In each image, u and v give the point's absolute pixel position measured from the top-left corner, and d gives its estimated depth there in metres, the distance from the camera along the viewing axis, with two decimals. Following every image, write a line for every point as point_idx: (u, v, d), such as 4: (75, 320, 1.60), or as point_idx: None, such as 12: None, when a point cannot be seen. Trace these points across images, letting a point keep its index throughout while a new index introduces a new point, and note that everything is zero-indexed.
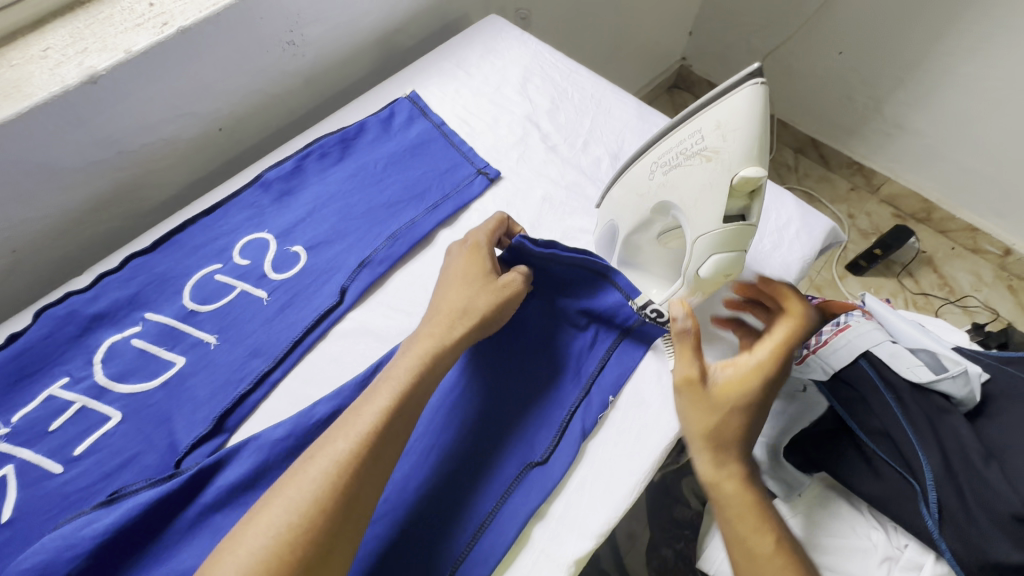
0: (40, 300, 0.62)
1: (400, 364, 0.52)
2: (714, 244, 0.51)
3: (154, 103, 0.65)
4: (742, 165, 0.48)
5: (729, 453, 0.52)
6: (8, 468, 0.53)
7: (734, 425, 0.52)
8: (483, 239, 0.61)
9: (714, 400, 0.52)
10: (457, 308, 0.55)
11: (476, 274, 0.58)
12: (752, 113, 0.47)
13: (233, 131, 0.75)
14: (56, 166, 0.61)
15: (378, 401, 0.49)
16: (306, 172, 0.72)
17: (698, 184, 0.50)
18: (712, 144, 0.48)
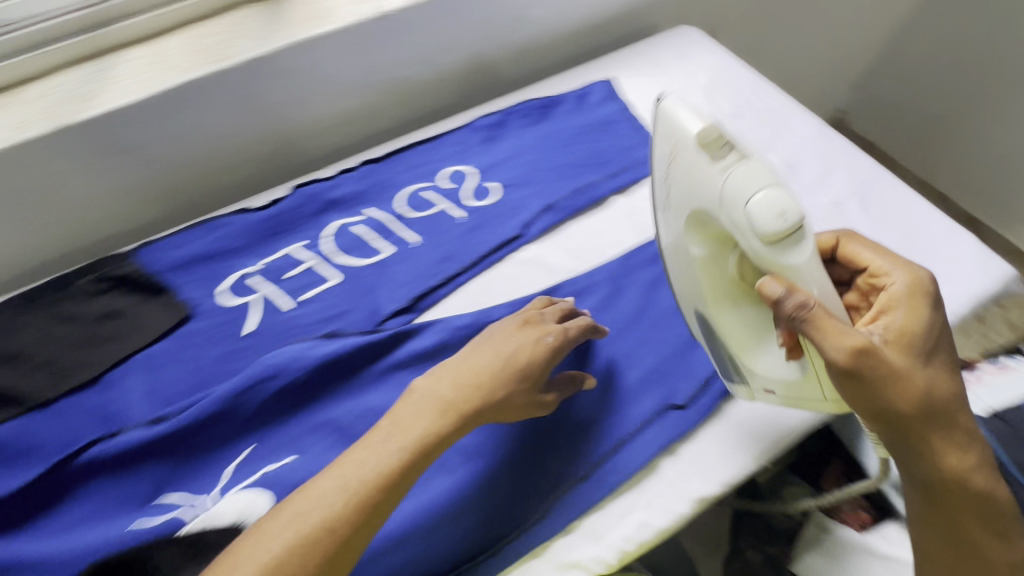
0: (297, 180, 0.79)
1: (432, 404, 0.51)
2: (738, 194, 0.47)
3: (412, 47, 0.81)
4: (693, 125, 0.50)
5: (932, 431, 0.45)
6: (254, 297, 0.68)
7: (939, 393, 0.45)
8: (565, 334, 0.58)
9: (913, 375, 0.44)
10: (488, 386, 0.53)
11: (485, 345, 0.56)
12: (665, 110, 0.52)
13: (453, 83, 0.89)
14: (332, 80, 0.78)
15: (394, 447, 0.48)
16: (509, 125, 0.84)
17: (686, 163, 0.51)
18: (670, 148, 0.52)
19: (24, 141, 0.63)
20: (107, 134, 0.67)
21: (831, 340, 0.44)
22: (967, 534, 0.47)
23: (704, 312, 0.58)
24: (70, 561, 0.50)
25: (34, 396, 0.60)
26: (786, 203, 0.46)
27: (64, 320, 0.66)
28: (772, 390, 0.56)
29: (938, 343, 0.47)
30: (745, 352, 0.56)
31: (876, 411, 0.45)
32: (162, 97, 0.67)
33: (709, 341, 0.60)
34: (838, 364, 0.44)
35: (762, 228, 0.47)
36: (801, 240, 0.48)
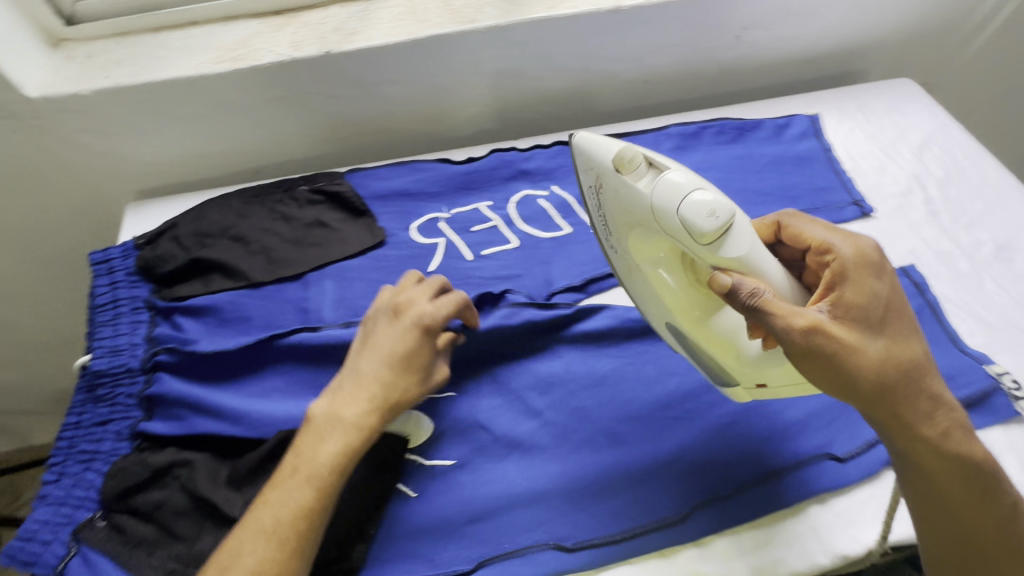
0: (494, 145, 0.85)
1: (351, 410, 0.53)
2: (668, 201, 0.50)
3: (630, 44, 0.83)
4: (610, 154, 0.54)
5: (903, 405, 0.47)
6: (441, 240, 0.74)
7: (892, 358, 0.47)
8: (421, 318, 0.57)
9: (859, 343, 0.46)
10: (389, 394, 0.54)
11: (386, 350, 0.56)
12: (596, 142, 0.55)
13: (651, 86, 0.91)
14: (550, 60, 0.82)
15: (330, 448, 0.51)
16: (701, 139, 0.85)
17: (616, 191, 0.54)
18: (598, 178, 0.55)
19: (295, 59, 0.72)
20: (357, 67, 0.75)
21: (787, 327, 0.46)
22: (951, 506, 0.48)
23: (680, 325, 0.57)
24: (266, 424, 0.57)
25: (249, 275, 0.69)
26: (716, 201, 0.48)
27: (281, 218, 0.74)
28: (761, 386, 0.55)
29: (892, 309, 0.48)
30: (730, 361, 0.55)
31: (846, 390, 0.47)
32: (412, 44, 0.74)
33: (682, 347, 0.60)
34: (800, 349, 0.46)
35: (696, 233, 0.49)
36: (737, 229, 0.49)
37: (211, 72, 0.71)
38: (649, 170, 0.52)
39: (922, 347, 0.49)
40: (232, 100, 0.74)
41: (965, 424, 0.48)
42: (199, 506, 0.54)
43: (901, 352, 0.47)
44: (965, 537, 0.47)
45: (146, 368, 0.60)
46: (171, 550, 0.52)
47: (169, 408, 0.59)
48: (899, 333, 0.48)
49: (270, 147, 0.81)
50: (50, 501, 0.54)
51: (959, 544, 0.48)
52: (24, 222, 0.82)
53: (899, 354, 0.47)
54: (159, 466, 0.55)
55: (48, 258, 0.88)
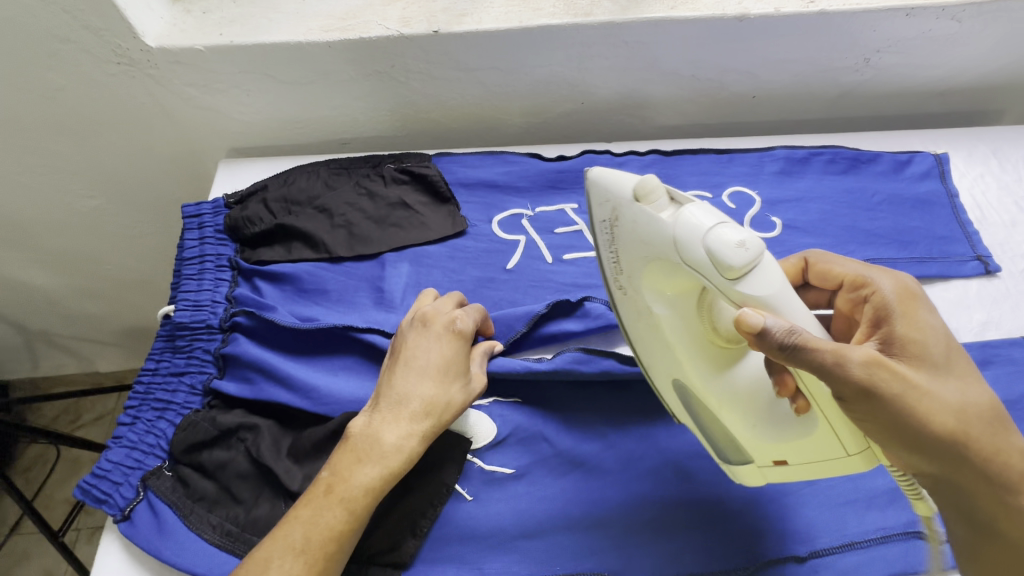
0: (586, 146, 0.82)
1: (389, 430, 0.51)
2: (690, 237, 0.43)
3: (746, 55, 0.78)
4: (625, 186, 0.46)
5: (975, 458, 0.43)
6: (522, 238, 0.72)
7: (959, 405, 0.43)
8: (454, 326, 0.56)
9: (927, 387, 0.42)
10: (433, 416, 0.52)
11: (422, 364, 0.54)
12: (609, 176, 0.47)
13: (759, 102, 0.85)
14: (659, 64, 0.78)
15: (367, 470, 0.50)
16: (810, 165, 0.79)
17: (630, 223, 0.47)
18: (612, 216, 0.48)
19: (404, 35, 0.71)
20: (462, 50, 0.73)
21: (845, 368, 0.40)
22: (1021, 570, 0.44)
23: (692, 387, 0.51)
24: (333, 402, 0.57)
25: (329, 248, 0.68)
26: (744, 234, 0.42)
27: (366, 194, 0.73)
28: (780, 461, 0.49)
29: (952, 352, 0.45)
30: (745, 431, 0.49)
31: (918, 444, 0.42)
32: (522, 32, 0.72)
33: (685, 411, 0.54)
34: (860, 395, 0.41)
35: (721, 268, 0.42)
36: (764, 266, 0.42)
37: (320, 40, 0.70)
38: (667, 199, 0.45)
39: (989, 396, 0.45)
40: (335, 71, 0.74)
41: None
42: (260, 473, 0.54)
43: (965, 396, 0.44)
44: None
45: (224, 328, 0.61)
46: (229, 511, 0.53)
47: (241, 370, 0.59)
48: (960, 373, 0.45)
49: (362, 119, 0.81)
50: (123, 443, 0.55)
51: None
52: (125, 165, 0.85)
53: (967, 404, 0.43)
54: (227, 427, 0.56)
55: (141, 201, 0.92)
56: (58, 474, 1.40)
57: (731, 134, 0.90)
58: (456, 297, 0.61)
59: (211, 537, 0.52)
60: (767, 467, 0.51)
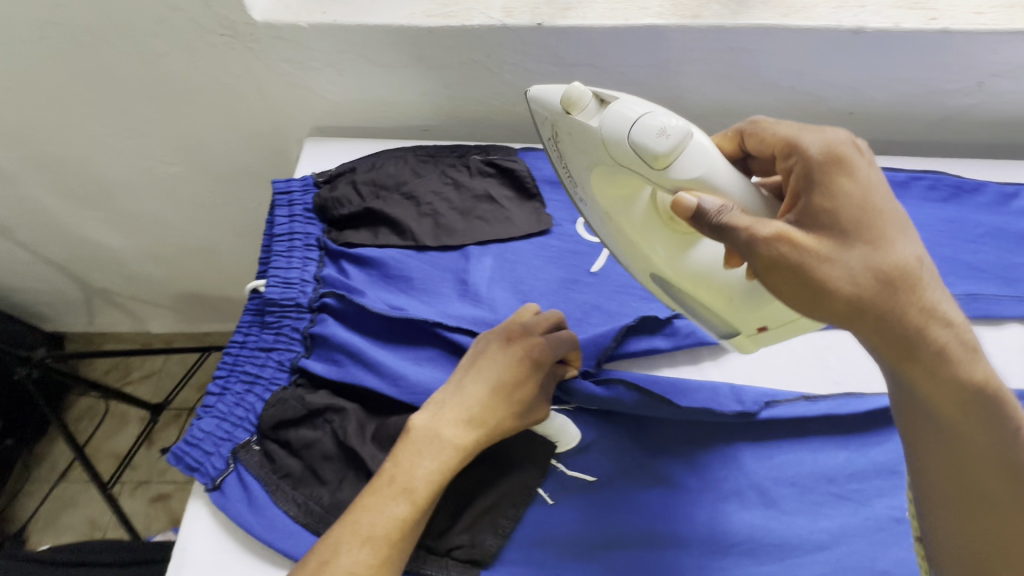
0: None
1: (451, 430, 0.52)
2: (618, 132, 0.47)
3: (853, 70, 0.75)
4: (554, 102, 0.51)
5: (886, 324, 0.40)
6: None
7: (873, 267, 0.40)
8: (531, 351, 0.55)
9: (833, 251, 0.41)
10: (493, 420, 0.53)
11: (489, 377, 0.54)
12: (546, 96, 0.52)
13: (856, 119, 0.82)
14: (760, 72, 0.75)
15: (428, 464, 0.50)
16: (909, 190, 0.75)
17: (569, 132, 0.51)
18: (554, 131, 0.53)
19: (506, 26, 0.69)
20: (561, 45, 0.72)
21: (756, 243, 0.41)
22: (946, 440, 0.43)
23: (666, 276, 0.52)
24: (421, 393, 0.57)
25: (416, 236, 0.68)
26: (665, 119, 0.45)
27: (452, 184, 0.72)
28: (762, 328, 0.50)
29: (867, 210, 0.41)
30: (723, 306, 0.50)
31: (822, 311, 0.42)
32: (627, 31, 0.70)
33: (669, 298, 0.55)
34: (768, 264, 0.41)
35: (648, 155, 0.45)
36: (693, 150, 0.45)
37: (422, 25, 0.69)
38: (597, 104, 0.49)
39: (910, 247, 0.41)
40: (430, 56, 0.73)
41: (959, 335, 0.41)
42: (345, 455, 0.55)
43: (884, 257, 0.41)
44: (966, 475, 0.43)
45: (313, 307, 0.61)
46: (313, 491, 0.54)
47: (329, 351, 0.59)
48: (884, 234, 0.41)
49: (449, 107, 0.80)
50: (214, 413, 0.56)
51: (959, 484, 0.43)
52: (210, 135, 0.86)
53: (880, 262, 0.40)
54: (315, 407, 0.56)
55: (220, 172, 0.93)
56: (107, 426, 1.45)
57: None
58: (552, 313, 0.59)
59: (296, 514, 0.52)
60: (759, 338, 0.52)
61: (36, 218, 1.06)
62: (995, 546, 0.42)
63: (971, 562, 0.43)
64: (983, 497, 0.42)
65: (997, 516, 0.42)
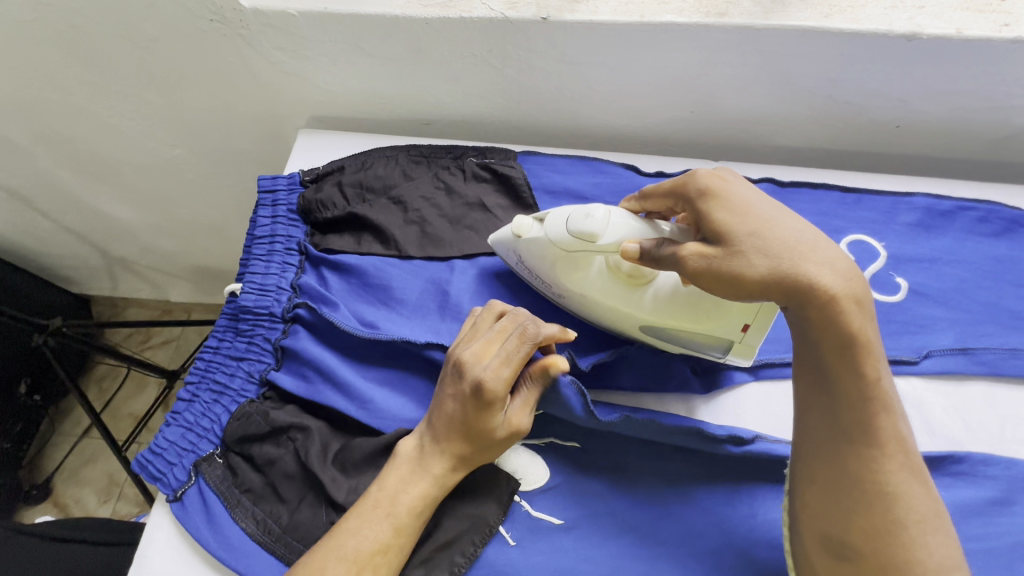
0: (689, 161, 0.73)
1: (426, 462, 0.49)
2: (559, 233, 0.54)
3: (902, 81, 0.66)
4: (506, 238, 0.59)
5: (789, 297, 0.44)
6: None
7: (765, 250, 0.44)
8: (479, 384, 0.49)
9: (730, 247, 0.45)
10: (463, 448, 0.50)
11: (448, 414, 0.50)
12: (500, 236, 0.60)
13: (902, 134, 0.73)
14: (793, 79, 0.67)
15: (408, 487, 0.48)
16: (954, 221, 0.67)
17: (527, 253, 0.58)
18: (518, 260, 0.59)
19: (507, 19, 0.63)
20: (569, 42, 0.65)
21: (681, 259, 0.47)
22: (832, 394, 0.44)
23: (649, 321, 0.54)
24: (386, 419, 0.55)
25: (399, 245, 0.64)
26: (587, 207, 0.53)
27: (444, 188, 0.68)
28: (745, 327, 0.52)
29: (750, 212, 0.46)
30: (708, 324, 0.53)
31: (737, 293, 0.46)
32: (643, 29, 0.62)
33: (668, 343, 0.57)
34: (695, 276, 0.47)
35: (585, 234, 0.52)
36: (618, 219, 0.52)
37: (418, 16, 0.64)
38: (538, 223, 0.57)
39: (795, 226, 0.45)
40: (428, 49, 0.68)
41: (857, 300, 0.43)
42: (305, 475, 0.53)
43: (768, 233, 0.45)
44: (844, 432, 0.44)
45: (286, 318, 0.59)
46: (273, 509, 0.53)
47: (299, 365, 0.58)
48: (767, 221, 0.45)
49: (449, 103, 0.75)
50: (180, 422, 0.56)
51: (836, 438, 0.44)
52: (209, 120, 0.84)
53: (775, 240, 0.44)
54: (279, 425, 0.54)
55: (222, 155, 0.92)
56: (127, 388, 1.50)
57: (858, 166, 0.78)
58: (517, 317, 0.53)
59: (252, 532, 0.52)
60: (746, 339, 0.53)
61: (52, 191, 1.07)
62: (862, 513, 0.43)
63: (835, 531, 0.44)
64: (856, 454, 0.43)
65: (870, 480, 0.43)
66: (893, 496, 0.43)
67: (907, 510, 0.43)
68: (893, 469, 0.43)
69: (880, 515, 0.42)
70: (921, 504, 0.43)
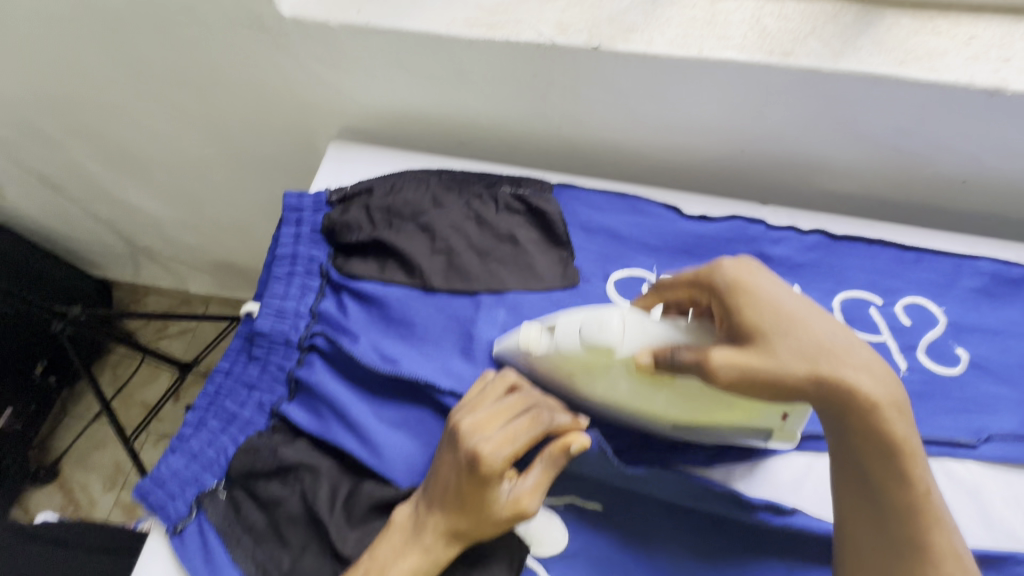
0: (736, 204, 0.69)
1: (422, 529, 0.46)
2: (572, 344, 0.49)
3: (979, 137, 0.61)
4: (513, 347, 0.54)
5: (828, 400, 0.43)
6: None
7: (800, 353, 0.43)
8: (474, 459, 0.45)
9: (763, 349, 0.44)
10: (457, 526, 0.46)
11: (441, 481, 0.46)
12: (507, 342, 0.54)
13: (969, 190, 0.68)
14: (857, 127, 0.63)
15: (400, 560, 0.45)
16: (1022, 290, 0.62)
17: (539, 366, 0.52)
18: (529, 370, 0.54)
19: (556, 45, 0.60)
20: (619, 74, 0.61)
21: (710, 371, 0.44)
22: (879, 504, 0.42)
23: (686, 420, 0.50)
24: (400, 469, 0.52)
25: (424, 276, 0.61)
26: (597, 314, 0.49)
27: (475, 218, 0.65)
28: (785, 415, 0.49)
29: (779, 309, 0.45)
30: (746, 418, 0.50)
31: (774, 395, 0.44)
32: (700, 65, 0.59)
33: (702, 441, 0.53)
34: (727, 386, 0.44)
35: (602, 346, 0.48)
36: (633, 325, 0.49)
37: (462, 37, 0.61)
38: (546, 333, 0.52)
39: (824, 325, 0.45)
40: (470, 70, 0.64)
41: (897, 404, 0.42)
42: (310, 519, 0.51)
43: (798, 334, 0.44)
44: (892, 544, 0.41)
45: (302, 346, 0.57)
46: (274, 552, 0.50)
47: (311, 399, 0.55)
48: (797, 321, 0.45)
49: (486, 125, 0.72)
50: (185, 450, 0.53)
51: (884, 552, 0.42)
52: (239, 124, 0.82)
53: (808, 341, 0.44)
54: (286, 463, 0.52)
55: (250, 159, 0.89)
56: (140, 376, 1.50)
57: (915, 219, 0.73)
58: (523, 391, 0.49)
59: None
60: (787, 425, 0.51)
61: (81, 180, 1.06)
62: None
63: None
64: (905, 573, 0.41)
65: None
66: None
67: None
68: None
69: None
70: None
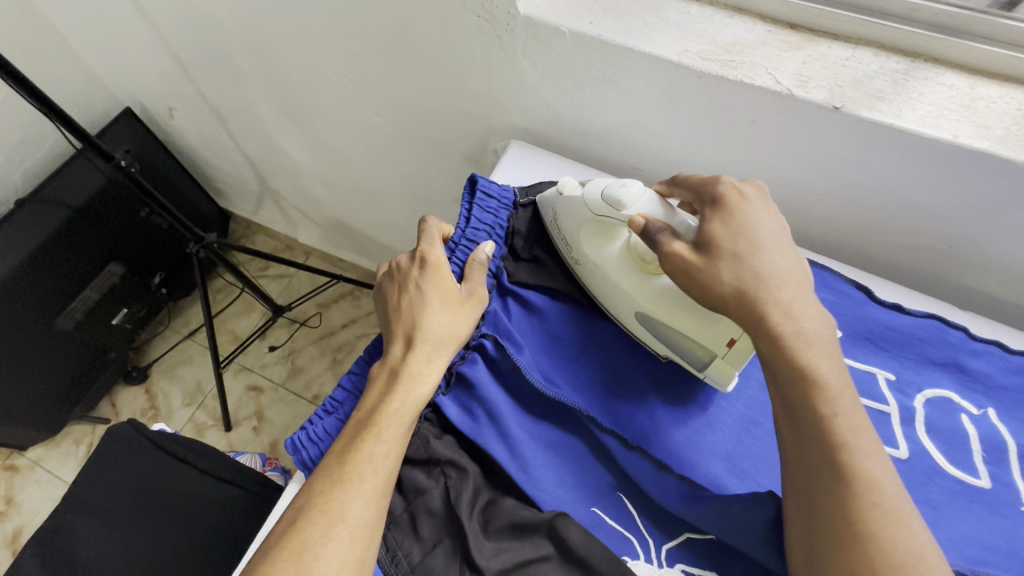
0: (930, 301, 0.64)
1: (412, 367, 0.52)
2: (592, 194, 0.57)
3: None
4: (550, 193, 0.62)
5: (746, 319, 0.46)
6: None
7: (737, 276, 0.46)
8: (424, 255, 0.58)
9: (708, 259, 0.47)
10: (423, 324, 0.54)
11: (413, 303, 0.56)
12: (546, 194, 0.62)
13: None
14: None
15: (395, 402, 0.50)
16: None
17: (562, 212, 0.60)
18: (553, 220, 0.61)
19: (793, 96, 0.56)
20: (851, 139, 0.57)
21: (665, 254, 0.49)
22: (798, 429, 0.42)
23: (645, 308, 0.55)
24: (546, 493, 0.51)
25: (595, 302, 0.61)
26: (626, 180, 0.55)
27: None
28: (731, 343, 0.51)
29: (740, 237, 0.48)
30: (691, 330, 0.52)
31: (706, 303, 0.48)
32: (951, 150, 0.54)
33: (652, 338, 0.57)
34: (671, 273, 0.49)
35: (613, 203, 0.54)
36: (647, 202, 0.54)
37: (694, 69, 0.58)
38: (580, 187, 0.59)
39: (769, 257, 0.47)
40: (684, 102, 0.62)
41: (808, 327, 0.44)
42: (448, 518, 0.50)
43: (747, 259, 0.47)
44: (811, 473, 0.40)
45: (468, 343, 0.57)
46: (405, 542, 0.49)
47: (468, 398, 0.54)
48: (749, 249, 0.47)
49: (674, 157, 0.70)
50: (341, 414, 0.54)
51: (807, 483, 0.40)
52: (421, 101, 0.83)
53: (751, 267, 0.47)
54: (436, 457, 0.51)
55: (414, 135, 0.91)
56: (236, 306, 1.58)
57: None
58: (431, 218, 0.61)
59: (383, 560, 0.48)
60: (729, 358, 0.52)
61: (247, 118, 1.12)
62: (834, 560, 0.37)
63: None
64: (826, 494, 0.39)
65: (843, 520, 0.38)
66: (864, 547, 0.36)
67: (880, 554, 0.36)
68: (867, 509, 0.38)
69: (857, 564, 0.36)
70: (913, 558, 0.36)
